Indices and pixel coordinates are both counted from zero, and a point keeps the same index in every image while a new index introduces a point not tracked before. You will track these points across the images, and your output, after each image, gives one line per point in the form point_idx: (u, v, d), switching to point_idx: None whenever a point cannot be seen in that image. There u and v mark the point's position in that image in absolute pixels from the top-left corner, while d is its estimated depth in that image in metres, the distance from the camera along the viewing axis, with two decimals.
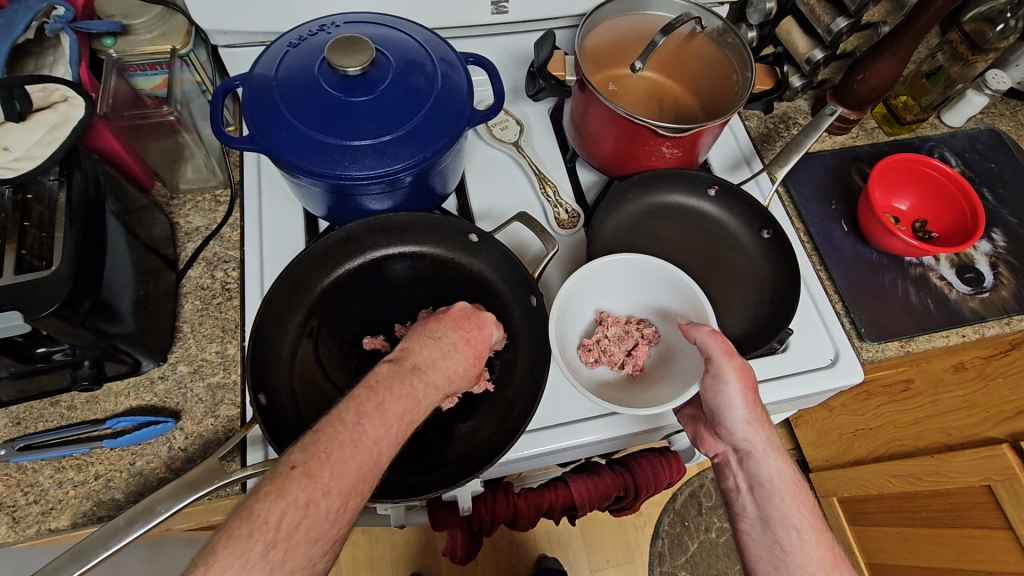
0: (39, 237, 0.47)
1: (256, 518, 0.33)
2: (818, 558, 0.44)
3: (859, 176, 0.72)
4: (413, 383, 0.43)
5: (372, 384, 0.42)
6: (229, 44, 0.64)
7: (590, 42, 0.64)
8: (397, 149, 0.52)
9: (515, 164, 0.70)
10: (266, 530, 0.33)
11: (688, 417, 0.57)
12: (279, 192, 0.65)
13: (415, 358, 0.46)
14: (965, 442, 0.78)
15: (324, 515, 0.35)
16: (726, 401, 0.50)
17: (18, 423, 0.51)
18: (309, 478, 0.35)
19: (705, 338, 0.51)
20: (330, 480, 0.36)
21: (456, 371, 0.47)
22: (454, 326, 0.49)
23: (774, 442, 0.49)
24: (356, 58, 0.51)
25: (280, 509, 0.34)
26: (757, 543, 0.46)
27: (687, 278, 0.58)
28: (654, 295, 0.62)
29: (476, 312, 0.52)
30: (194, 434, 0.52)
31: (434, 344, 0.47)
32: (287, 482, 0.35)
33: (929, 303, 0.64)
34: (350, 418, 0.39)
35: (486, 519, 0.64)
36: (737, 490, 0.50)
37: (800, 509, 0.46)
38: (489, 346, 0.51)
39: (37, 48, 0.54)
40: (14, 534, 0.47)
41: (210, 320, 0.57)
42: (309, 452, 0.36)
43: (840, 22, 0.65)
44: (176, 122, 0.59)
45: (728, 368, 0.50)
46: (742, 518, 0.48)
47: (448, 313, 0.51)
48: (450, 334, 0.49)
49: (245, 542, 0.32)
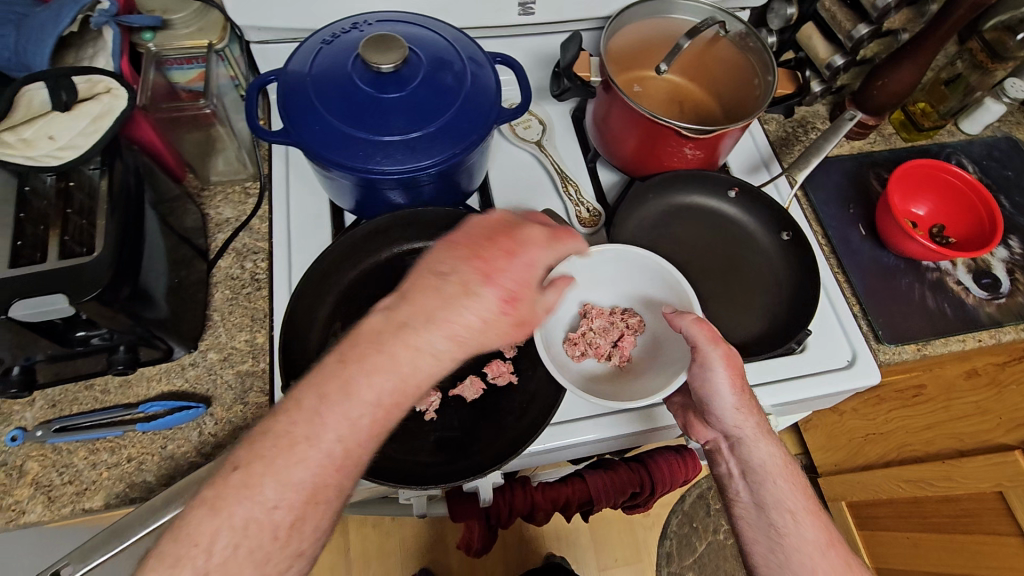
0: (79, 225, 0.47)
1: (186, 537, 0.32)
2: (813, 540, 0.47)
3: (877, 181, 0.73)
4: (395, 349, 0.38)
5: (347, 352, 0.38)
6: (262, 41, 0.66)
7: (615, 44, 0.66)
8: (427, 145, 0.53)
9: (537, 163, 0.71)
10: (196, 557, 0.32)
11: (677, 406, 0.58)
12: (307, 185, 0.66)
13: (408, 308, 0.39)
14: (977, 448, 0.78)
15: (268, 533, 0.33)
16: (713, 389, 0.51)
17: (54, 405, 0.53)
18: (246, 488, 0.33)
19: (689, 327, 0.51)
20: (273, 496, 0.34)
21: (471, 321, 0.40)
22: (467, 256, 0.42)
23: (763, 427, 0.51)
24: (390, 56, 0.53)
25: (213, 530, 0.32)
26: (754, 528, 0.49)
27: (670, 269, 0.59)
28: (640, 286, 0.62)
29: (505, 235, 0.44)
30: (224, 420, 0.53)
31: (440, 282, 0.41)
32: (222, 488, 0.33)
33: (945, 308, 0.65)
34: (310, 402, 0.36)
35: (504, 512, 0.65)
36: (729, 475, 0.52)
37: (793, 493, 0.49)
38: (520, 276, 0.42)
39: (77, 40, 0.55)
40: (49, 513, 0.49)
41: (239, 310, 0.59)
42: (252, 454, 0.34)
43: (862, 28, 0.66)
44: (210, 116, 0.61)
45: (715, 356, 0.50)
46: (736, 502, 0.51)
47: (467, 239, 0.44)
48: (461, 266, 0.41)
49: (172, 570, 0.32)
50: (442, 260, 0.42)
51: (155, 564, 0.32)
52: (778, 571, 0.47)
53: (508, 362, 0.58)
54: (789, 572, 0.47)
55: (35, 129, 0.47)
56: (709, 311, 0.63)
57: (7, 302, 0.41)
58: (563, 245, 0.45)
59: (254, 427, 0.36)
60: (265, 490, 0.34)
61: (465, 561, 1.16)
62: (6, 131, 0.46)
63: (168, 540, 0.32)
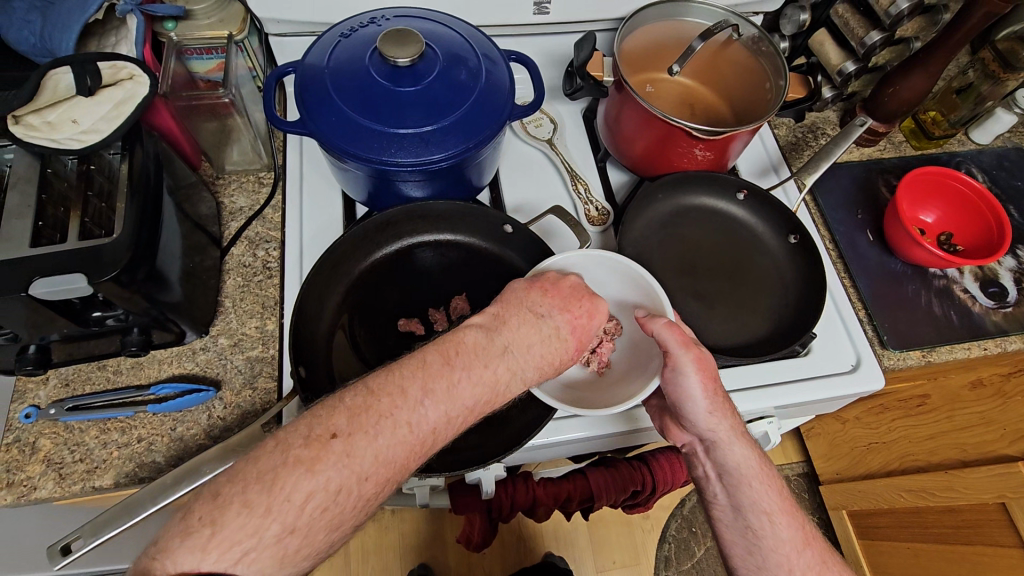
0: (99, 207, 0.49)
1: (280, 492, 0.33)
2: (788, 540, 0.48)
3: (886, 188, 0.73)
4: (500, 368, 0.42)
5: (450, 351, 0.41)
6: (280, 33, 0.68)
7: (628, 45, 0.66)
8: (441, 138, 0.54)
9: (546, 160, 0.72)
10: (290, 511, 0.33)
11: (654, 408, 0.58)
12: (320, 176, 0.67)
13: (507, 335, 0.44)
14: (981, 459, 0.78)
15: (352, 503, 0.35)
16: (686, 392, 0.50)
17: (67, 384, 0.54)
18: (347, 456, 0.35)
19: (661, 331, 0.51)
20: (369, 468, 0.36)
21: (549, 360, 0.45)
22: (562, 307, 0.47)
23: (736, 428, 0.51)
24: (407, 50, 0.54)
25: (309, 492, 0.34)
26: (731, 529, 0.50)
27: (640, 270, 0.56)
28: (615, 289, 0.60)
29: (589, 294, 0.49)
30: (233, 404, 0.54)
31: (539, 321, 0.46)
32: (323, 452, 0.35)
33: (951, 315, 0.65)
34: (415, 391, 0.38)
35: (505, 506, 0.66)
36: (706, 477, 0.52)
37: (768, 494, 0.49)
38: (592, 337, 0.48)
39: (100, 29, 0.57)
40: (60, 489, 0.49)
41: (251, 297, 0.60)
42: (355, 424, 0.36)
43: (874, 36, 0.66)
44: (229, 105, 0.61)
45: (686, 359, 0.50)
46: (714, 504, 0.51)
47: (557, 288, 0.48)
48: (557, 314, 0.46)
49: (261, 520, 0.32)
50: (539, 302, 0.47)
51: (242, 511, 0.32)
52: (758, 571, 0.48)
53: None
54: (767, 571, 0.48)
55: (59, 113, 0.48)
56: (715, 312, 0.63)
57: (27, 279, 0.42)
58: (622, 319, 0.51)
59: (350, 400, 0.37)
60: (364, 461, 0.36)
61: (462, 558, 1.16)
62: (32, 114, 0.48)
63: (257, 489, 0.33)
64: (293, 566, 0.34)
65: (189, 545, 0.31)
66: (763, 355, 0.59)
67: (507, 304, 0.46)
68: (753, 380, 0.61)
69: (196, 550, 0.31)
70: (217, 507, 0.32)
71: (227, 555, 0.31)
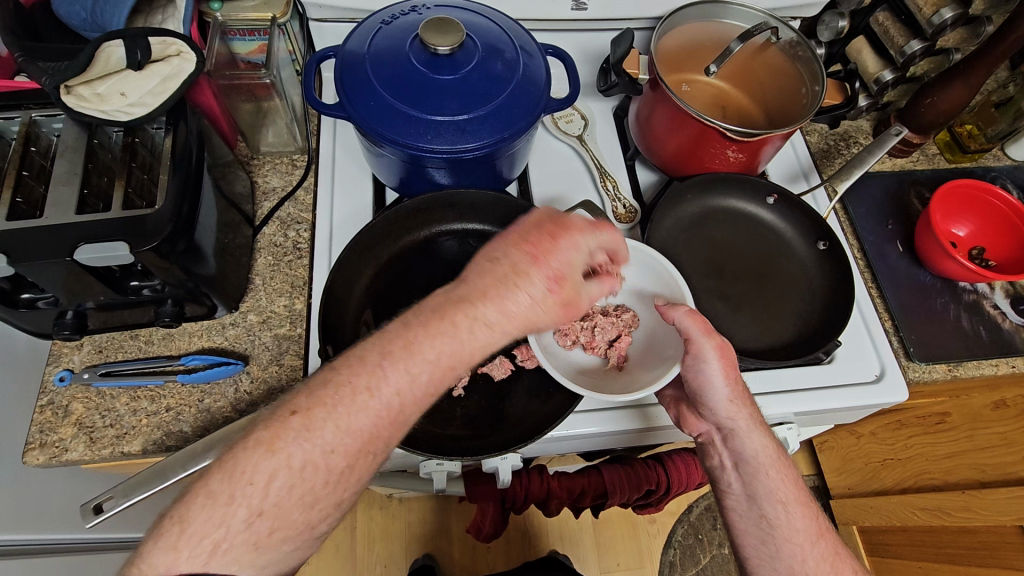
0: (141, 179, 0.50)
1: (241, 475, 0.34)
2: (803, 530, 0.48)
3: (918, 200, 0.72)
4: (456, 318, 0.40)
5: (409, 321, 0.41)
6: (321, 19, 0.70)
7: (665, 44, 0.66)
8: (477, 127, 0.54)
9: (577, 157, 0.72)
10: (251, 497, 0.34)
11: (670, 399, 0.57)
12: (352, 161, 0.68)
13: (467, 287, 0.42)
14: (1000, 480, 0.75)
15: (320, 477, 0.36)
16: (706, 381, 0.50)
17: (100, 350, 0.55)
18: (306, 431, 0.36)
19: (682, 319, 0.51)
20: (331, 439, 0.37)
21: (520, 298, 0.41)
22: (518, 243, 0.44)
23: (756, 419, 0.51)
24: (447, 39, 0.54)
25: (270, 469, 0.35)
26: (744, 519, 0.50)
27: (662, 259, 0.58)
28: (630, 279, 0.62)
29: (554, 218, 0.46)
30: (259, 379, 0.55)
31: (493, 265, 0.42)
32: (281, 431, 0.36)
33: (980, 330, 0.64)
34: (398, 373, 0.39)
35: (519, 497, 0.67)
36: (722, 467, 0.52)
37: (784, 484, 0.50)
38: (568, 265, 0.44)
39: (147, 7, 0.58)
40: (90, 453, 0.51)
41: (281, 276, 0.61)
42: (313, 399, 0.37)
43: (914, 44, 0.66)
44: (268, 86, 0.62)
45: (708, 347, 0.50)
46: (728, 494, 0.52)
47: (517, 229, 0.45)
48: (513, 252, 0.43)
49: (227, 508, 0.34)
50: (495, 248, 0.44)
51: (206, 503, 0.34)
52: (771, 560, 0.48)
53: None
54: (780, 561, 0.48)
55: (108, 85, 0.49)
56: (741, 315, 0.62)
57: (73, 245, 0.43)
58: (604, 235, 0.47)
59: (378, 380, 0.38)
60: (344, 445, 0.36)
61: (467, 550, 1.17)
62: (82, 85, 0.49)
63: (218, 479, 0.34)
64: (270, 548, 0.35)
65: (162, 545, 0.33)
66: (790, 360, 0.59)
67: (469, 286, 0.42)
68: (777, 385, 0.61)
69: (168, 549, 0.33)
70: (190, 503, 0.34)
71: (198, 552, 0.33)
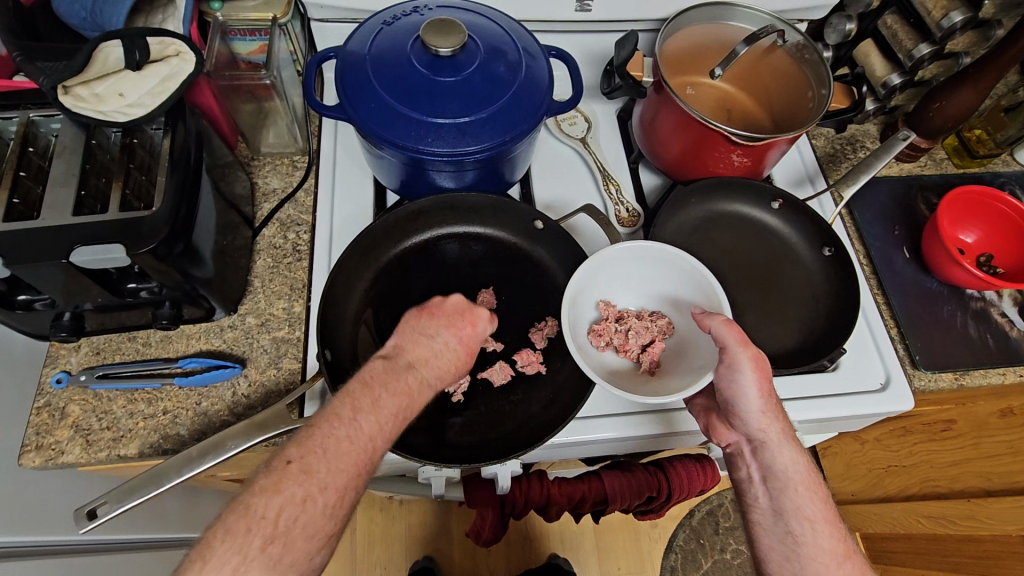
0: (140, 180, 0.50)
1: (253, 511, 0.35)
2: (830, 550, 0.46)
3: (925, 206, 0.71)
4: (408, 381, 0.44)
5: (367, 380, 0.43)
6: (322, 19, 0.69)
7: (670, 46, 0.66)
8: (478, 130, 0.54)
9: (579, 160, 0.71)
10: (264, 525, 0.34)
11: (699, 408, 0.57)
12: (353, 162, 0.68)
13: (410, 355, 0.46)
14: (1005, 489, 0.74)
15: (320, 508, 0.36)
16: (739, 391, 0.50)
17: (98, 352, 0.55)
18: (307, 473, 0.37)
19: (719, 328, 0.51)
20: (327, 476, 0.37)
21: (447, 367, 0.47)
22: (446, 322, 0.48)
23: (787, 433, 0.50)
24: (448, 40, 0.53)
25: (278, 504, 0.35)
26: (769, 534, 0.48)
27: (701, 267, 0.57)
28: (666, 285, 0.61)
29: (469, 306, 0.50)
30: (257, 382, 0.55)
31: (426, 341, 0.47)
32: (283, 475, 0.36)
33: (987, 339, 0.64)
34: None
35: (519, 502, 0.66)
36: (749, 479, 0.51)
37: (812, 501, 0.48)
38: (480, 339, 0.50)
39: (148, 7, 0.58)
40: (87, 455, 0.50)
41: (280, 278, 0.60)
42: (305, 448, 0.38)
43: (923, 48, 0.65)
44: (269, 87, 0.62)
45: (743, 358, 0.50)
46: (754, 508, 0.50)
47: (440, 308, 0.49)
48: (443, 331, 0.48)
49: (244, 538, 0.34)
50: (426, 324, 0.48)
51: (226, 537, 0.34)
52: None
53: (537, 352, 0.58)
54: None
55: (106, 86, 0.49)
56: (747, 320, 0.62)
57: (71, 246, 0.43)
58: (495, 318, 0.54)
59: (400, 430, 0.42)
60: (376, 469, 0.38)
61: (467, 552, 1.17)
62: (80, 85, 0.49)
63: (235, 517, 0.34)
64: None
65: None
66: (786, 368, 0.58)
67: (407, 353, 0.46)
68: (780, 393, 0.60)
69: None
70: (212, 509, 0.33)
71: None
